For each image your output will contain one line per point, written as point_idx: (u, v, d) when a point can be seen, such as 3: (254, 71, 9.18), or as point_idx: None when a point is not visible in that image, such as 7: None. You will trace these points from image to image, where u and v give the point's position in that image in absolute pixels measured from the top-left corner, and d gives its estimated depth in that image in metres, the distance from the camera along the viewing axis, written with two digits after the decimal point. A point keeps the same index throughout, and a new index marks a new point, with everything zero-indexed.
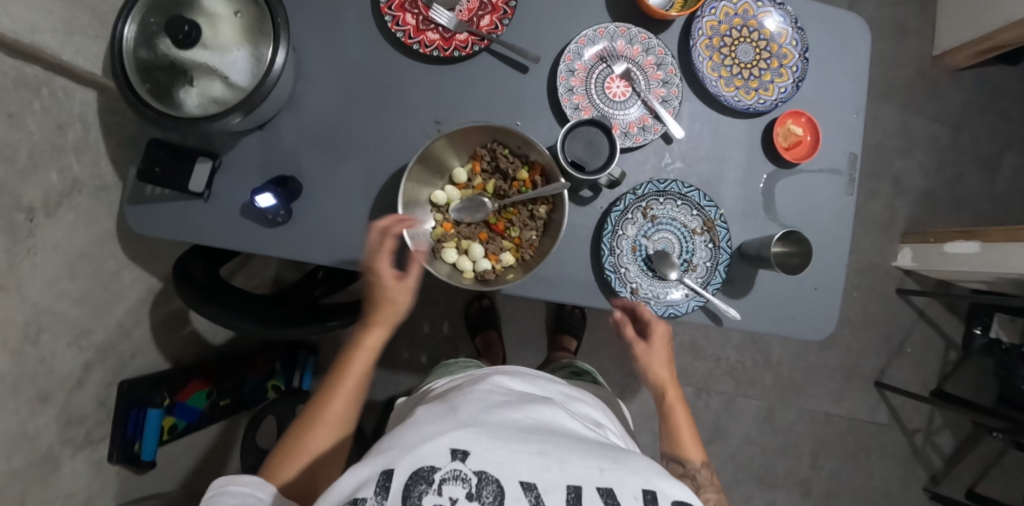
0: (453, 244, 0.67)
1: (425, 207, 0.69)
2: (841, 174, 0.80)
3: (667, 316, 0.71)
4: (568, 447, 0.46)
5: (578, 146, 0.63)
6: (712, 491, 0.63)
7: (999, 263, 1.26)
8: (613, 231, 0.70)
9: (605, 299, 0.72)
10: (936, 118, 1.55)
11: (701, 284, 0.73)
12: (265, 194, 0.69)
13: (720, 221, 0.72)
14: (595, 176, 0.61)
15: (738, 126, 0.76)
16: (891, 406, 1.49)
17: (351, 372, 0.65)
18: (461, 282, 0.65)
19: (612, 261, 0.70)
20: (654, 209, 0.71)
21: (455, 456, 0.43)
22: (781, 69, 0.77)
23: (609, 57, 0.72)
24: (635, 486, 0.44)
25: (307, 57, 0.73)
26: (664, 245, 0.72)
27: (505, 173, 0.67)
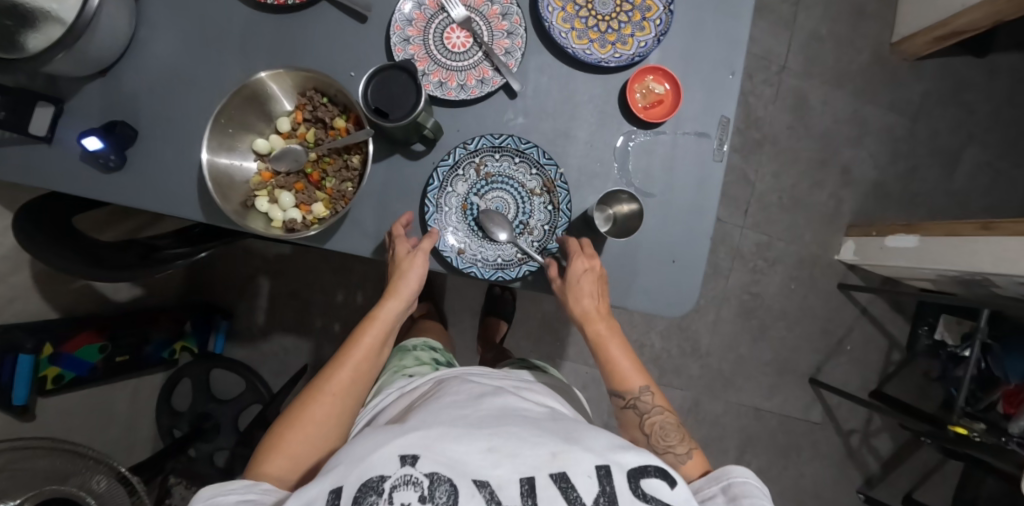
0: (266, 193, 0.69)
1: (248, 153, 0.69)
2: (711, 138, 0.75)
3: (496, 280, 0.70)
4: (516, 438, 0.50)
5: (382, 92, 0.61)
6: (659, 413, 0.65)
7: (939, 258, 1.19)
8: (440, 186, 0.69)
9: (433, 257, 0.70)
10: (892, 107, 1.47)
11: (537, 247, 0.71)
12: (92, 136, 0.69)
13: (560, 182, 0.69)
14: (398, 124, 0.60)
15: (592, 82, 0.72)
16: (826, 405, 1.43)
17: (360, 345, 0.63)
18: (269, 230, 0.67)
19: (437, 217, 0.69)
20: (487, 166, 0.70)
21: (405, 461, 0.47)
22: (643, 23, 0.72)
23: (448, 4, 0.69)
24: (588, 463, 0.49)
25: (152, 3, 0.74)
26: (499, 205, 0.71)
27: (324, 122, 0.68)
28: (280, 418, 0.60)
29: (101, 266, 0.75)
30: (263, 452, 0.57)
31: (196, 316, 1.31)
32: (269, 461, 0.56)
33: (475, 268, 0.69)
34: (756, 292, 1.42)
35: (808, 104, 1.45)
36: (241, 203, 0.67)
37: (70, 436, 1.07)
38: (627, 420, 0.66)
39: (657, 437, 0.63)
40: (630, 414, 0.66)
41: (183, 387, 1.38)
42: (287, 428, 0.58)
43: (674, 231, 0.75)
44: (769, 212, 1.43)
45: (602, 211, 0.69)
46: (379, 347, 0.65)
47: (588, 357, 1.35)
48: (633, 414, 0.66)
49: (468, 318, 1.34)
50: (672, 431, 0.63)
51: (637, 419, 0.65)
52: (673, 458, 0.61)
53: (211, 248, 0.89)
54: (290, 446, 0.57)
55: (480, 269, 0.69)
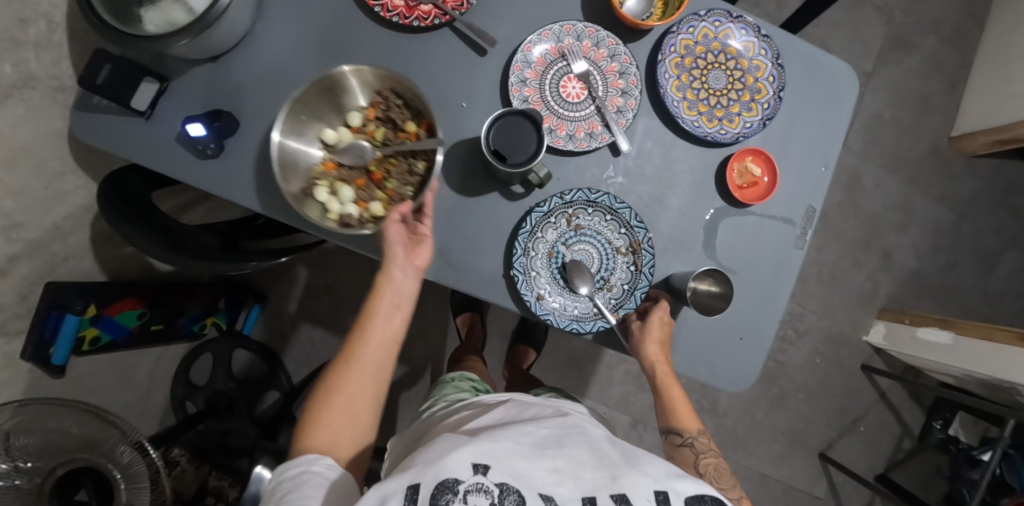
0: (326, 183, 0.68)
1: (314, 141, 0.69)
2: (796, 225, 0.76)
3: (569, 330, 0.69)
4: (580, 457, 0.46)
5: (504, 134, 0.61)
6: (712, 455, 0.64)
7: (971, 358, 1.21)
8: (531, 231, 0.69)
9: (510, 298, 0.70)
10: (941, 200, 1.49)
11: (613, 305, 0.71)
12: (196, 122, 0.70)
13: (647, 244, 0.70)
14: (514, 170, 0.61)
15: (694, 153, 0.73)
16: (832, 481, 1.44)
17: (374, 316, 0.62)
18: (324, 223, 0.66)
19: (523, 261, 0.69)
20: (579, 218, 0.70)
21: (476, 470, 0.42)
22: (751, 104, 0.74)
23: (570, 54, 0.71)
24: (647, 488, 0.44)
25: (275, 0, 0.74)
26: (583, 257, 0.70)
27: (395, 123, 0.69)
28: (309, 396, 0.59)
29: (174, 250, 0.74)
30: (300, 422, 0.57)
31: (232, 294, 1.32)
32: (306, 436, 0.55)
33: (553, 316, 0.68)
34: (781, 361, 1.43)
35: (860, 185, 1.47)
36: (300, 191, 0.67)
37: (92, 396, 1.06)
38: (680, 459, 0.64)
39: (712, 478, 0.61)
40: (685, 453, 0.64)
41: (202, 362, 1.38)
42: (318, 404, 0.57)
43: (746, 310, 0.76)
44: (805, 284, 1.44)
45: (700, 281, 0.68)
46: (393, 315, 0.63)
47: (609, 397, 1.35)
48: (688, 453, 0.64)
49: (497, 340, 1.35)
50: (725, 475, 0.62)
51: (692, 458, 0.63)
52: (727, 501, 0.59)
53: (288, 255, 0.87)
54: (324, 421, 0.56)
55: (555, 318, 0.69)
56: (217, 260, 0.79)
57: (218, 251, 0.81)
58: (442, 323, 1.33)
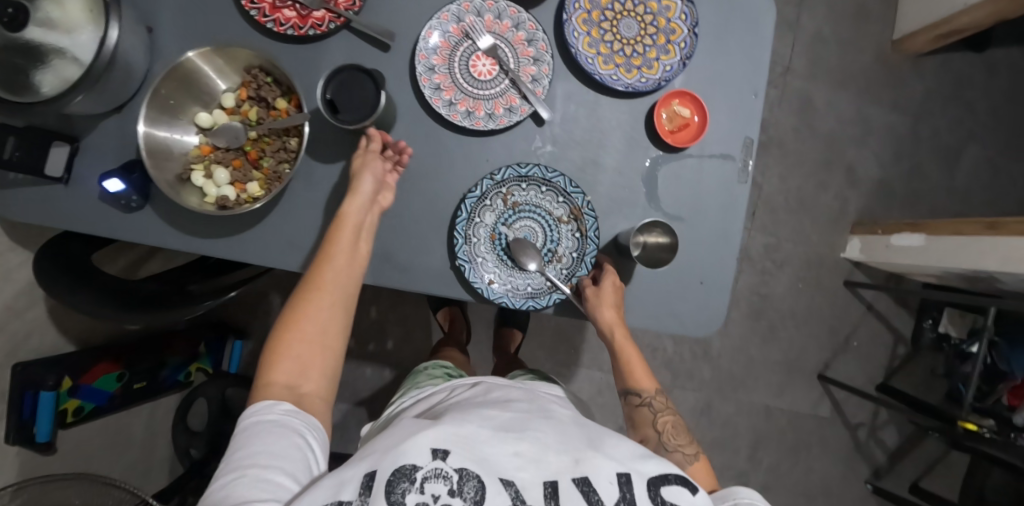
0: (203, 168, 0.68)
1: (190, 127, 0.69)
2: (736, 159, 0.75)
3: (526, 308, 0.69)
4: (543, 441, 0.45)
5: (343, 90, 0.60)
6: (669, 413, 0.65)
7: (946, 257, 1.22)
8: (468, 218, 0.68)
9: (463, 288, 0.70)
10: (895, 107, 1.49)
11: (566, 275, 0.71)
12: (113, 178, 0.68)
13: (587, 208, 0.69)
14: (343, 125, 0.60)
15: (619, 107, 0.72)
16: (835, 400, 1.46)
17: (334, 246, 0.61)
18: (200, 207, 0.66)
19: (467, 249, 0.68)
20: (515, 196, 0.69)
21: (435, 456, 0.41)
22: (667, 46, 0.72)
23: (474, 32, 0.69)
24: (610, 470, 0.43)
25: (165, 36, 0.73)
26: (527, 234, 0.70)
27: (267, 102, 0.68)
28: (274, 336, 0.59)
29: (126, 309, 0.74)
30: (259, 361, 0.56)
31: (210, 337, 1.33)
32: (270, 371, 0.55)
33: (507, 298, 0.68)
34: (765, 294, 1.44)
35: (813, 106, 1.46)
36: (176, 177, 0.67)
37: (91, 464, 1.07)
38: (640, 419, 0.65)
39: (669, 435, 0.63)
40: (644, 413, 0.65)
41: (198, 405, 1.38)
42: (280, 339, 0.57)
43: (701, 255, 0.75)
44: (775, 215, 1.44)
45: (644, 234, 0.68)
46: (355, 244, 0.62)
47: (603, 363, 1.36)
48: (646, 412, 0.65)
49: (483, 330, 1.35)
50: (682, 432, 0.63)
51: (649, 417, 0.65)
52: (682, 457, 0.60)
53: (240, 287, 0.86)
54: (290, 354, 0.56)
55: (510, 299, 0.69)
56: (173, 307, 0.79)
57: (174, 298, 0.81)
58: (425, 322, 1.33)
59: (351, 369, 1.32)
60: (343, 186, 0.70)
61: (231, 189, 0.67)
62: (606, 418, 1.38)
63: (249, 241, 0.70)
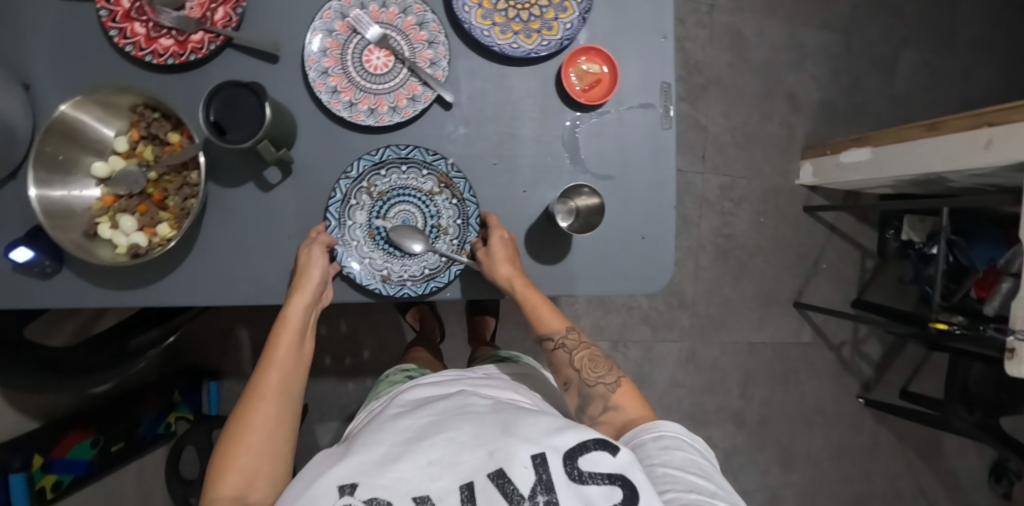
0: (108, 219, 0.65)
1: (88, 180, 0.65)
2: (656, 107, 0.74)
3: (430, 291, 0.68)
4: (455, 444, 0.49)
5: (227, 108, 0.58)
6: (585, 348, 0.66)
7: (893, 165, 1.23)
8: (339, 222, 0.66)
9: (358, 291, 0.68)
10: (825, 25, 1.49)
11: (459, 245, 0.69)
12: (19, 246, 0.66)
13: (454, 173, 0.67)
14: (231, 144, 0.57)
15: (526, 76, 0.70)
16: (814, 324, 1.49)
17: (279, 349, 0.61)
18: (113, 259, 0.63)
19: (348, 255, 0.66)
20: (379, 185, 0.66)
21: (343, 492, 0.46)
22: (564, 3, 0.69)
23: (360, 25, 0.66)
24: (524, 455, 0.47)
25: (46, 92, 0.70)
26: (405, 218, 0.67)
27: (160, 138, 0.65)
28: (216, 449, 0.57)
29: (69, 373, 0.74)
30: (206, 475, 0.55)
31: (184, 384, 1.32)
32: (218, 486, 0.54)
33: (407, 288, 0.66)
34: (728, 234, 1.44)
35: (744, 38, 1.45)
36: (84, 234, 0.64)
37: None
38: (559, 362, 0.67)
39: (587, 370, 0.64)
40: (561, 356, 0.67)
41: (188, 454, 1.36)
42: (225, 454, 0.55)
43: (635, 209, 0.74)
44: (725, 154, 1.44)
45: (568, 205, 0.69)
46: (299, 345, 0.63)
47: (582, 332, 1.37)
48: (563, 354, 0.66)
49: (456, 323, 1.34)
50: (600, 362, 0.65)
51: (567, 358, 0.66)
52: (605, 387, 0.63)
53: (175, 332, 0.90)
54: (237, 467, 0.55)
55: (411, 288, 0.67)
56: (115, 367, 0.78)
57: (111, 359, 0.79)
58: (397, 326, 1.32)
59: (333, 387, 1.30)
60: (257, 210, 0.67)
61: (141, 235, 0.64)
62: None
63: (176, 283, 0.68)
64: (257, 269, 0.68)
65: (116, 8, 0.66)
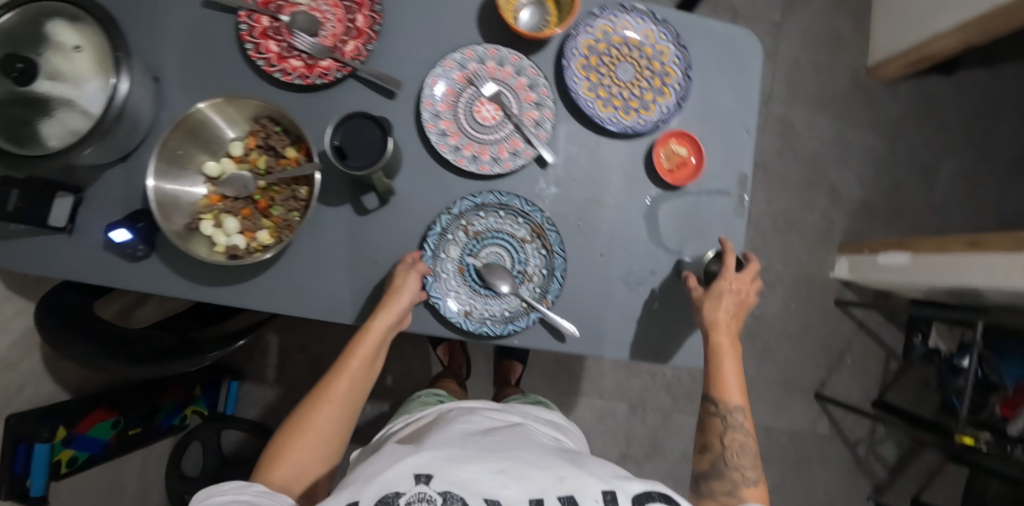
0: (211, 217, 0.68)
1: (197, 177, 0.69)
2: (731, 195, 0.78)
3: (507, 333, 0.69)
4: (525, 463, 0.53)
5: (351, 138, 0.62)
6: (744, 434, 0.66)
7: (931, 273, 1.26)
8: (433, 254, 0.69)
9: (439, 323, 0.70)
10: (872, 128, 1.56)
11: (540, 293, 0.71)
12: (119, 228, 0.68)
13: (548, 225, 0.70)
14: (352, 172, 0.61)
15: (618, 148, 0.75)
16: (833, 418, 1.48)
17: (354, 360, 0.64)
18: (211, 257, 0.67)
19: (437, 286, 0.69)
20: (475, 225, 0.70)
21: (419, 480, 0.50)
22: (663, 88, 0.75)
23: (478, 79, 0.71)
24: (595, 489, 0.52)
25: (172, 86, 0.74)
26: (495, 259, 0.71)
27: (276, 150, 0.69)
28: (276, 435, 0.62)
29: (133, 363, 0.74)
30: (262, 457, 0.60)
31: (205, 380, 1.32)
32: (270, 472, 0.58)
33: (486, 327, 0.69)
34: (758, 315, 1.46)
35: (794, 129, 1.52)
36: (185, 226, 0.67)
37: None
38: (710, 426, 0.68)
39: (733, 454, 0.65)
40: (715, 422, 0.67)
41: (192, 450, 1.35)
42: (282, 445, 0.60)
43: None
44: (764, 237, 1.48)
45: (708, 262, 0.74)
46: (373, 359, 0.65)
47: (603, 389, 1.37)
48: (718, 422, 0.67)
49: (482, 361, 1.35)
50: (748, 454, 0.65)
51: (720, 428, 0.67)
52: (741, 478, 0.63)
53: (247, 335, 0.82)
54: (289, 461, 0.59)
55: (490, 327, 0.69)
56: (170, 359, 0.76)
57: (176, 351, 0.78)
58: (423, 353, 1.33)
59: None
60: (351, 232, 0.70)
61: (241, 237, 0.67)
62: (608, 445, 1.37)
63: (257, 287, 0.71)
64: (338, 286, 0.71)
65: (256, 24, 0.72)
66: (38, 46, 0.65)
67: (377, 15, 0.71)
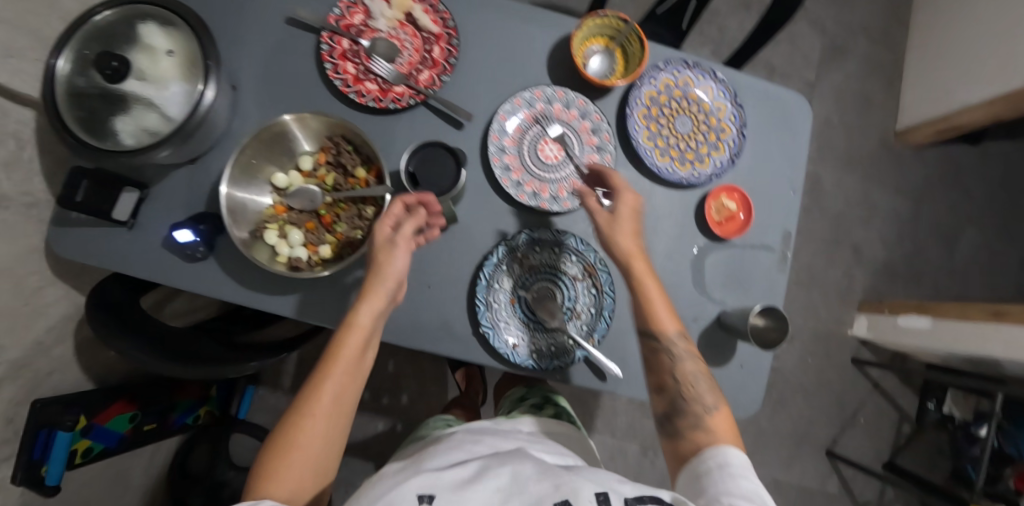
0: (276, 227, 0.69)
1: (265, 187, 0.71)
2: (775, 250, 0.80)
3: (552, 368, 0.71)
4: (522, 476, 0.53)
5: (425, 166, 0.64)
6: (691, 360, 0.67)
7: (950, 340, 1.27)
8: (487, 284, 0.71)
9: (486, 352, 0.71)
10: (898, 191, 1.59)
11: (587, 331, 0.72)
12: (184, 228, 0.70)
13: (600, 265, 0.72)
14: (423, 199, 0.63)
15: (671, 197, 0.77)
16: (843, 477, 1.47)
17: (343, 355, 0.59)
18: (274, 267, 0.68)
19: (488, 316, 0.70)
20: (530, 259, 0.72)
21: (421, 501, 0.50)
22: (718, 143, 0.78)
23: (544, 119, 0.74)
24: (589, 492, 0.51)
25: (248, 96, 0.76)
26: (546, 294, 0.72)
27: (345, 168, 0.71)
28: (268, 446, 0.57)
29: (187, 363, 0.74)
30: (259, 469, 0.56)
31: (221, 381, 1.32)
32: (270, 488, 0.55)
33: (532, 361, 0.70)
34: (775, 367, 1.47)
35: (821, 186, 1.55)
36: (250, 233, 0.69)
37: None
38: (658, 363, 0.67)
39: (687, 386, 0.66)
40: (664, 361, 0.67)
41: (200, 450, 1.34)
42: (278, 456, 0.56)
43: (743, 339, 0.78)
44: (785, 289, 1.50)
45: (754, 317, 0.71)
46: (360, 356, 0.60)
47: (618, 427, 1.37)
48: (666, 359, 0.67)
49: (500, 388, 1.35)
50: (703, 382, 0.67)
51: (668, 363, 0.67)
52: (702, 409, 0.65)
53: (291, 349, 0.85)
54: (290, 475, 0.55)
55: (536, 361, 0.71)
56: (225, 361, 0.78)
57: (226, 355, 0.80)
58: (442, 374, 1.33)
59: (364, 421, 1.30)
60: (409, 255, 0.72)
61: (304, 250, 0.69)
62: None
63: (314, 299, 0.73)
64: None
65: (337, 46, 0.75)
66: (129, 46, 0.68)
67: (454, 49, 0.75)
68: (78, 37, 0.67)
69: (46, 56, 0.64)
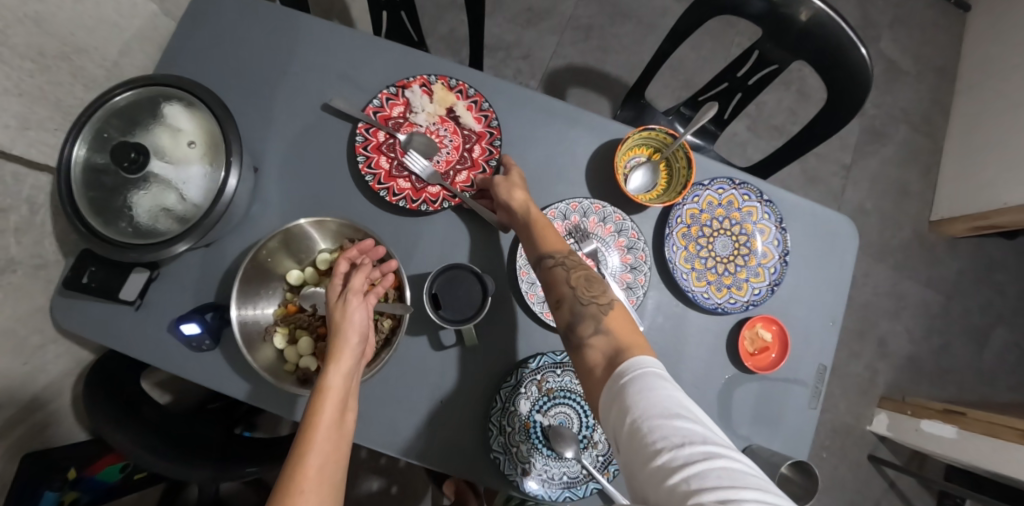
0: (286, 330, 0.66)
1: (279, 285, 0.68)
2: (807, 385, 0.75)
3: (563, 499, 0.65)
4: None
5: (448, 286, 0.63)
6: (583, 269, 0.62)
7: (974, 454, 1.21)
8: (503, 406, 0.67)
9: (495, 474, 0.67)
10: (929, 283, 1.53)
11: (601, 463, 0.67)
12: (191, 321, 0.66)
13: None
14: (442, 322, 0.61)
15: (705, 322, 0.73)
16: None
17: (320, 423, 0.51)
18: (277, 376, 0.64)
19: (501, 440, 0.66)
20: (549, 382, 0.68)
21: None
22: (758, 268, 0.73)
23: (580, 233, 0.71)
24: None
25: (271, 179, 0.73)
26: (562, 419, 0.67)
27: None
28: None
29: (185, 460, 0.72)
30: None
31: None
32: None
33: (543, 491, 0.65)
34: None
35: None
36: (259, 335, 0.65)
37: None
38: (554, 280, 0.61)
39: (583, 287, 0.60)
40: (558, 273, 0.61)
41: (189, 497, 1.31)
42: None
43: None
44: None
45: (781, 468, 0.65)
46: (340, 421, 0.53)
47: None
48: (559, 271, 0.61)
49: None
50: (596, 281, 0.61)
51: (563, 275, 0.61)
52: (597, 308, 0.58)
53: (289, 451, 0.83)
54: None
55: (546, 490, 0.65)
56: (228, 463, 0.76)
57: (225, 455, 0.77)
58: None
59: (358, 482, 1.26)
60: (423, 364, 0.69)
61: (313, 360, 0.65)
62: None
63: None
64: (395, 419, 0.67)
65: (371, 138, 0.72)
66: (150, 124, 0.63)
67: (495, 151, 0.72)
68: (97, 121, 0.63)
69: (63, 146, 0.60)
